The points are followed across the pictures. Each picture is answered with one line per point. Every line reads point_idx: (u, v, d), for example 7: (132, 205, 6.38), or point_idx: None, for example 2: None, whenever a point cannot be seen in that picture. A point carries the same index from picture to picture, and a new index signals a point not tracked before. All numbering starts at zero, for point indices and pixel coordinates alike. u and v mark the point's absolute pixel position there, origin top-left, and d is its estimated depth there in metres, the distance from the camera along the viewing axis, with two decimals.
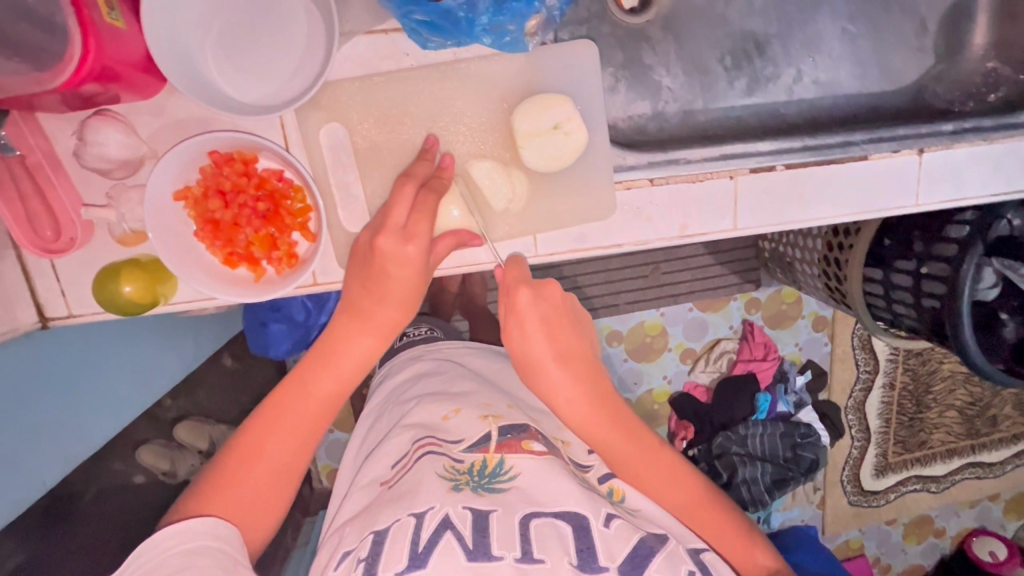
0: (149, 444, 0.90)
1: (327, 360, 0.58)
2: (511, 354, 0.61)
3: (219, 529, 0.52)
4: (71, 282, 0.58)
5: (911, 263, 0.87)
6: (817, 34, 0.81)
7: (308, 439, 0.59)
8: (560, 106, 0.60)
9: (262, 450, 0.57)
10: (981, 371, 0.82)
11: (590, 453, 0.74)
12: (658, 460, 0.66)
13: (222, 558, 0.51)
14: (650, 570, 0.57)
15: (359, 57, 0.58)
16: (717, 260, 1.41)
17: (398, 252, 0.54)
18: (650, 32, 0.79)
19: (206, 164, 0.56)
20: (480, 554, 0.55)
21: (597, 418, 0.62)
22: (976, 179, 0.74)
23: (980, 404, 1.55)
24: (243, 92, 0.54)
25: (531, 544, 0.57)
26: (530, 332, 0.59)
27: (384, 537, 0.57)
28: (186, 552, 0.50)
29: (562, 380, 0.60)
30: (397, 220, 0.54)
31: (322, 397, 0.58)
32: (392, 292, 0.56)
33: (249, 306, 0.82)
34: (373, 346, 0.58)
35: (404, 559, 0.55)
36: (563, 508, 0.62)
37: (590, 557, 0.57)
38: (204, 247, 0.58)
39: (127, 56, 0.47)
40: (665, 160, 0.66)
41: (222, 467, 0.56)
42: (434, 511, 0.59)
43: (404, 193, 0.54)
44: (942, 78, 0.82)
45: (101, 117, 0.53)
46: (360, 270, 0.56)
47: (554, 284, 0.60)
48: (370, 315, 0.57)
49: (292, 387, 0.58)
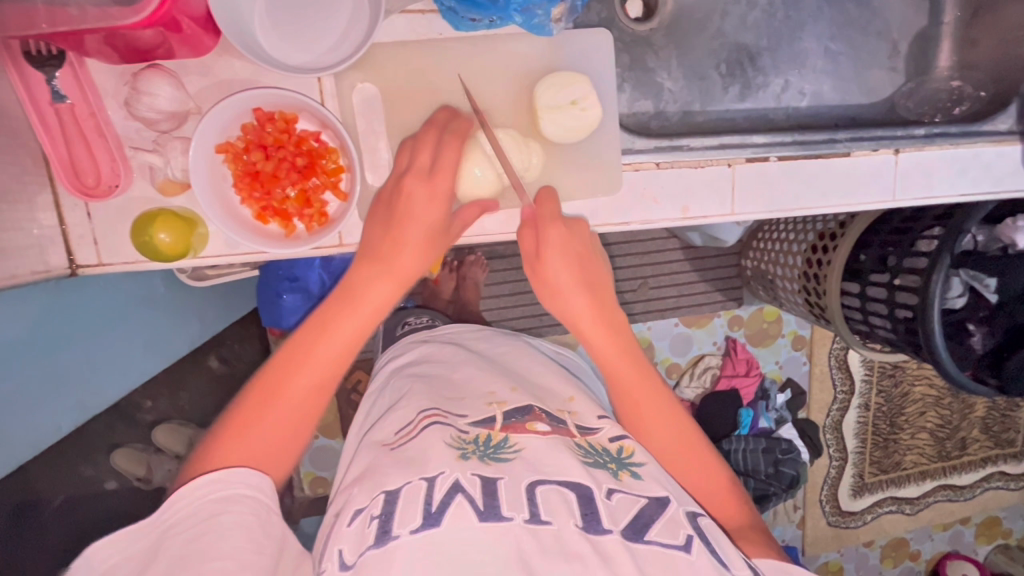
0: (124, 447, 1.05)
1: (349, 304, 0.59)
2: (536, 280, 0.66)
3: (253, 480, 0.54)
4: (105, 232, 0.60)
5: (886, 276, 0.95)
6: (803, 50, 0.89)
7: (326, 384, 0.60)
8: (577, 83, 0.65)
9: (285, 390, 0.58)
10: (952, 375, 0.88)
11: (597, 417, 0.74)
12: (661, 399, 0.70)
13: (254, 505, 0.53)
14: (651, 534, 0.58)
15: (394, 34, 0.63)
16: (701, 276, 1.47)
17: (419, 202, 0.60)
18: (654, 39, 0.87)
19: (248, 122, 0.59)
20: (491, 514, 0.55)
21: (613, 347, 0.67)
22: (949, 177, 0.82)
23: (950, 426, 1.62)
24: (287, 52, 0.59)
25: (537, 507, 0.58)
26: (556, 261, 0.64)
27: (395, 497, 0.57)
28: (219, 499, 0.52)
29: (584, 307, 0.65)
30: (425, 157, 0.60)
31: (342, 342, 0.59)
32: (406, 238, 0.60)
33: (265, 277, 0.87)
34: (392, 292, 0.60)
35: (418, 517, 0.55)
36: (568, 479, 0.61)
37: (594, 520, 0.58)
38: (239, 200, 0.61)
39: (192, 7, 0.51)
40: (671, 146, 0.73)
41: (240, 410, 0.57)
42: (444, 475, 0.59)
43: (428, 138, 0.61)
44: (913, 95, 0.91)
45: (154, 69, 0.56)
46: (383, 214, 0.61)
47: (583, 224, 0.67)
48: (391, 259, 0.60)
49: (309, 336, 0.59)
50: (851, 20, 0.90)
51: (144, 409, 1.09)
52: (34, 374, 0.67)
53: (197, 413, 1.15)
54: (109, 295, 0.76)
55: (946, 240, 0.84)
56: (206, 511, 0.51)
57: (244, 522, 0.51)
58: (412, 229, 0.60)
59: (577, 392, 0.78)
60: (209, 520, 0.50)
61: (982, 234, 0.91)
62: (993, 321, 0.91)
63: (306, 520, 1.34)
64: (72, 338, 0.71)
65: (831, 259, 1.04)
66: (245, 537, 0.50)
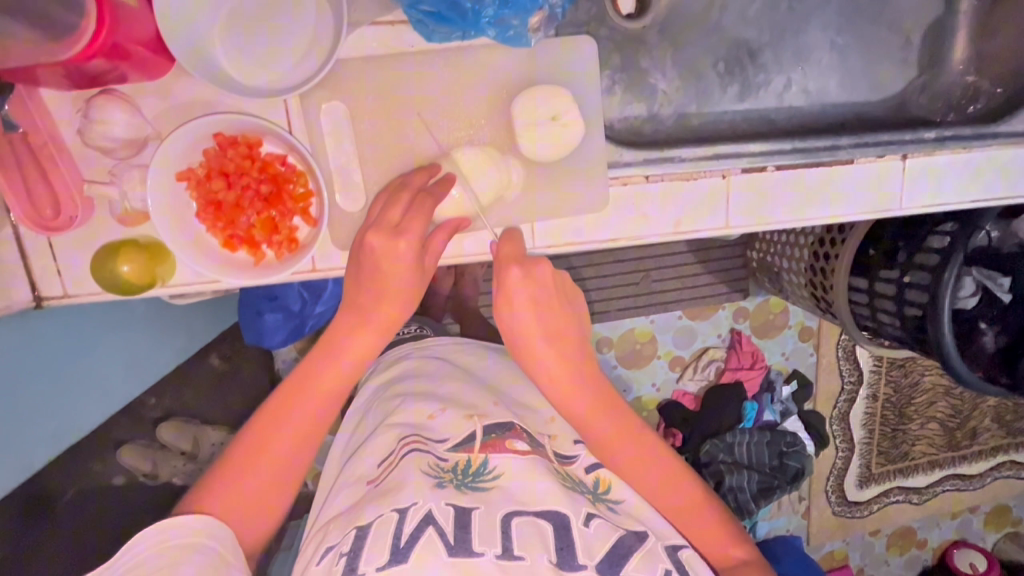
0: (132, 443, 1.06)
1: (327, 356, 0.60)
2: (500, 326, 0.64)
3: (214, 531, 0.54)
4: (69, 264, 0.58)
5: (896, 272, 0.90)
6: (807, 45, 0.84)
7: (311, 435, 0.61)
8: (560, 99, 0.62)
9: (267, 445, 0.58)
10: (959, 375, 0.84)
11: (575, 443, 0.73)
12: (637, 442, 0.67)
13: (215, 559, 0.52)
14: (627, 569, 0.56)
15: (362, 45, 0.59)
16: (705, 268, 1.43)
17: (390, 252, 0.56)
18: (647, 38, 0.82)
19: (210, 147, 0.56)
20: (461, 550, 0.53)
21: (581, 396, 0.64)
22: (961, 178, 0.77)
23: (961, 416, 1.58)
24: (246, 69, 0.55)
25: (512, 541, 0.55)
26: (518, 311, 0.61)
27: (366, 532, 0.55)
28: (183, 547, 0.52)
29: (549, 356, 0.63)
30: (395, 215, 0.57)
31: (320, 395, 0.60)
32: (389, 287, 0.58)
33: (246, 296, 0.85)
34: (373, 341, 0.61)
35: (384, 553, 0.52)
36: (546, 508, 0.59)
37: (569, 555, 0.56)
38: (205, 227, 0.59)
39: (137, 32, 0.48)
40: (660, 156, 0.68)
41: (225, 461, 0.58)
42: (416, 506, 0.56)
43: (401, 196, 0.57)
44: (925, 89, 0.86)
45: (107, 95, 0.53)
46: (355, 261, 0.59)
47: (547, 263, 0.63)
48: (368, 312, 0.60)
49: (292, 392, 0.60)
50: (859, 10, 0.84)
51: (151, 406, 1.09)
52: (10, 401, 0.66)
53: (200, 408, 1.14)
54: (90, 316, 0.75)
55: (959, 237, 0.82)
56: (166, 560, 0.51)
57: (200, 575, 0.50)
58: (395, 276, 0.58)
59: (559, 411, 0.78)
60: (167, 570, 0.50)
61: (997, 231, 0.86)
62: (1006, 319, 0.87)
63: None
64: (51, 369, 0.70)
65: (840, 252, 0.98)
66: None
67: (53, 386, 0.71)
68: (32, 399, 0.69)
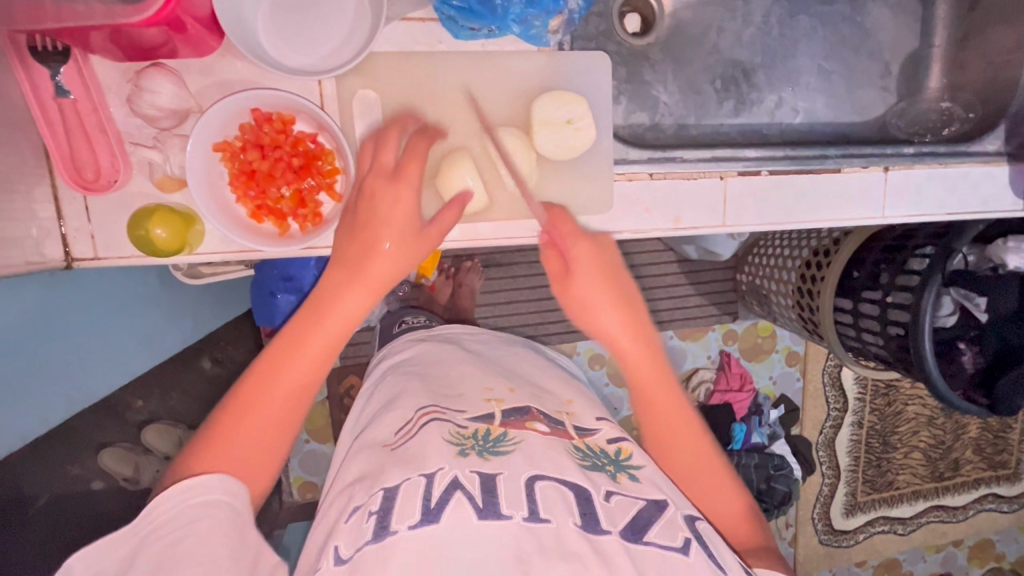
0: (111, 447, 1.02)
1: (314, 319, 0.59)
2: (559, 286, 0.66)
3: (230, 487, 0.55)
4: (100, 226, 0.61)
5: (878, 292, 0.95)
6: (796, 69, 0.91)
7: (300, 403, 0.60)
8: (575, 103, 0.68)
9: (251, 411, 0.57)
10: (943, 396, 0.88)
11: (595, 419, 0.72)
12: (689, 421, 0.68)
13: (234, 515, 0.54)
14: (649, 535, 0.56)
15: (397, 40, 0.65)
16: (696, 291, 1.47)
17: (392, 202, 0.59)
18: (650, 54, 0.88)
19: (246, 121, 0.60)
20: (489, 513, 0.53)
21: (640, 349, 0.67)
22: (938, 194, 0.83)
23: (944, 446, 1.62)
24: (288, 55, 0.60)
25: (536, 504, 0.55)
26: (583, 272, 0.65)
27: (394, 494, 0.55)
28: (199, 505, 0.52)
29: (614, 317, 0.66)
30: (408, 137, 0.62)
31: (309, 357, 0.59)
32: (382, 243, 0.59)
33: (262, 279, 0.95)
34: (365, 302, 0.60)
35: (416, 514, 0.52)
36: (568, 477, 0.59)
37: (593, 519, 0.55)
38: (234, 196, 0.62)
39: (196, 8, 0.52)
40: (663, 158, 0.74)
41: (222, 420, 0.58)
42: (444, 471, 0.56)
43: (392, 137, 0.62)
44: (904, 114, 0.93)
45: (157, 68, 0.57)
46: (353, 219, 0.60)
47: (608, 240, 0.67)
48: (359, 268, 0.60)
49: (281, 352, 0.59)
50: (844, 40, 0.92)
51: (136, 407, 1.04)
52: (13, 363, 0.69)
53: (184, 411, 1.13)
54: (90, 289, 0.77)
55: (935, 262, 0.84)
56: (186, 515, 0.52)
57: (221, 531, 0.51)
58: (385, 232, 0.59)
59: (576, 395, 0.76)
60: (186, 526, 0.51)
61: (973, 253, 0.92)
62: (981, 340, 0.91)
63: (294, 525, 1.37)
64: (52, 338, 0.73)
65: (824, 276, 1.05)
66: (222, 543, 0.50)
67: (48, 360, 0.74)
68: (30, 367, 0.72)
